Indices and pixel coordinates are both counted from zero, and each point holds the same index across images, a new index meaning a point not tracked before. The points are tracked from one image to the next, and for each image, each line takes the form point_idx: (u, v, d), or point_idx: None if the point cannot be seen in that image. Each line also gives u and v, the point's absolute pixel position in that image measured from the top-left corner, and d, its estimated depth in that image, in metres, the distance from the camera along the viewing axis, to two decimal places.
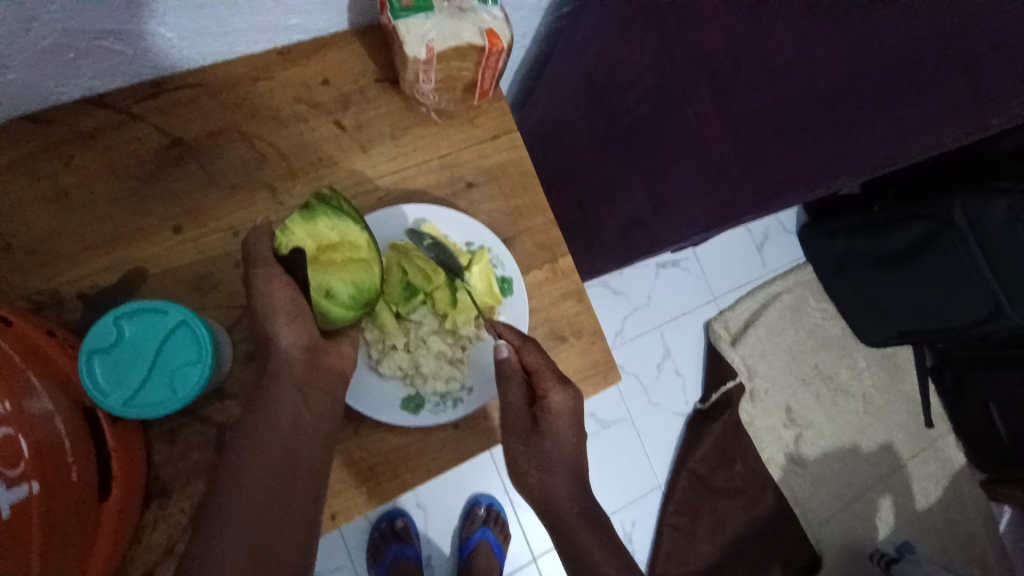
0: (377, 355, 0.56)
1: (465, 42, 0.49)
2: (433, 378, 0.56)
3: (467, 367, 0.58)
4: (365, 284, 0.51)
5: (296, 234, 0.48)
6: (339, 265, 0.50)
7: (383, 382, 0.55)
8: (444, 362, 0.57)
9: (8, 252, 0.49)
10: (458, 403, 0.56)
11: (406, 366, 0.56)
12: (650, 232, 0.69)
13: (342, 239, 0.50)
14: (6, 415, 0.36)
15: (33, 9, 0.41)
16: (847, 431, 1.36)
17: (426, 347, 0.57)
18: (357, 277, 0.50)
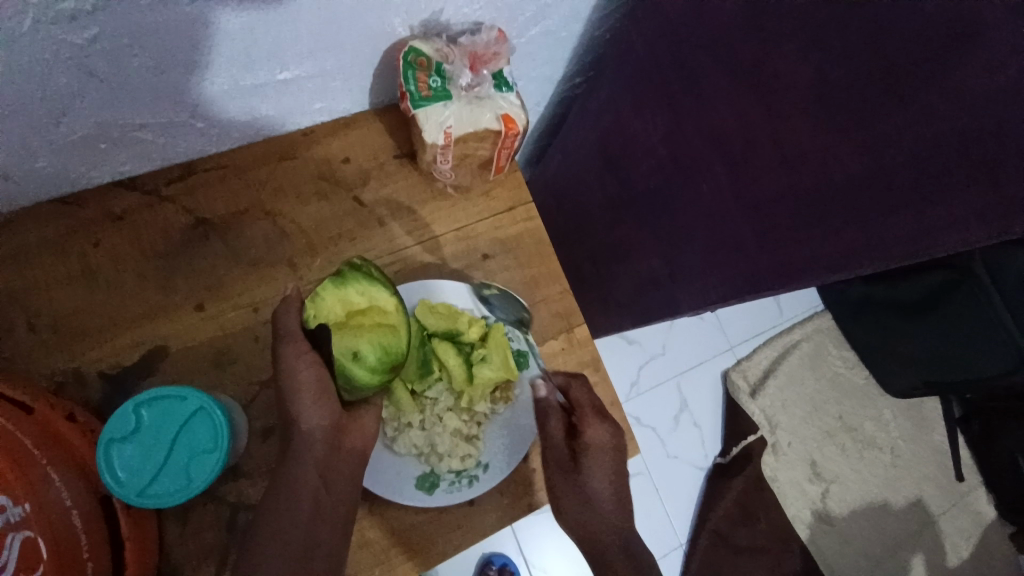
0: (392, 433, 0.55)
1: (483, 127, 0.51)
2: (448, 456, 0.55)
3: (483, 445, 0.56)
4: (393, 347, 0.49)
5: (326, 301, 0.48)
6: (367, 329, 0.49)
7: (398, 460, 0.54)
8: (459, 440, 0.56)
9: (34, 332, 0.50)
10: (473, 482, 0.54)
11: (422, 444, 0.55)
12: (665, 296, 0.69)
13: (371, 304, 0.49)
14: (27, 516, 0.36)
15: (65, 105, 0.43)
16: (875, 486, 1.31)
17: (441, 424, 0.56)
18: (384, 341, 0.49)
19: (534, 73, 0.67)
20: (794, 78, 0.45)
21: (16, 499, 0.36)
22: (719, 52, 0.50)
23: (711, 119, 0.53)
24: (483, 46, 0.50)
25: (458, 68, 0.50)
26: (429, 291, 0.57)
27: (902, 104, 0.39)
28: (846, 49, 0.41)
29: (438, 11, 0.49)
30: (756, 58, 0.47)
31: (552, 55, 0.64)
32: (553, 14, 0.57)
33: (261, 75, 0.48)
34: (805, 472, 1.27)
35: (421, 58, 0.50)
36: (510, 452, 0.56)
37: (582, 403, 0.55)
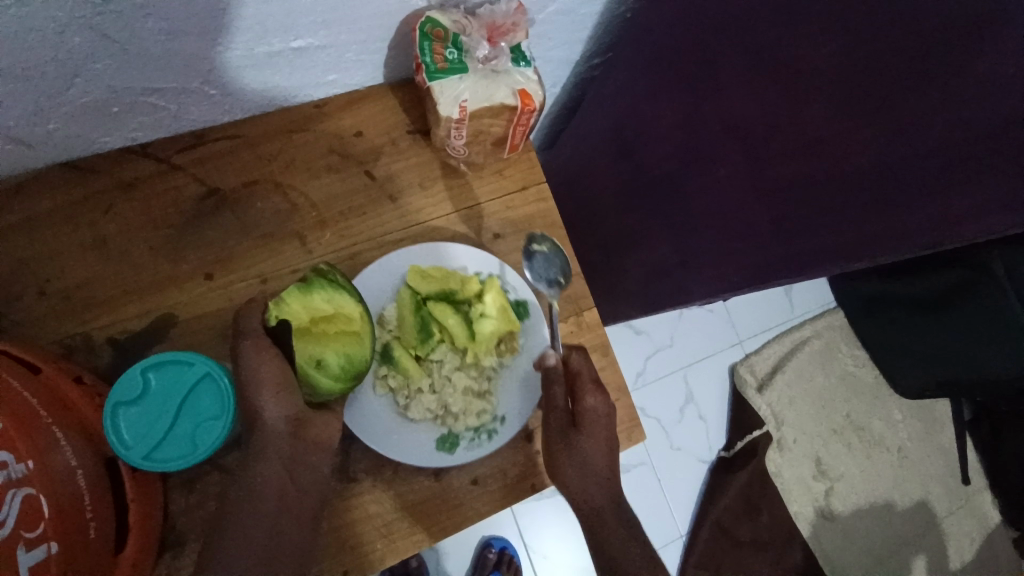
0: (404, 401, 0.55)
1: (498, 102, 0.50)
2: (464, 415, 0.55)
3: (496, 398, 0.57)
4: (357, 357, 0.47)
5: (290, 307, 0.46)
6: (332, 337, 0.47)
7: (413, 426, 0.54)
8: (472, 398, 0.56)
9: (44, 298, 0.50)
10: (493, 435, 0.55)
11: (435, 407, 0.55)
12: (676, 284, 0.68)
13: (337, 311, 0.47)
14: (28, 474, 0.36)
15: (76, 67, 0.42)
16: (880, 486, 1.30)
17: (452, 385, 0.56)
18: (348, 350, 0.47)
19: (551, 53, 0.65)
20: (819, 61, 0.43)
21: (19, 457, 0.36)
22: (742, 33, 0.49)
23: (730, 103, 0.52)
24: (501, 19, 0.49)
25: (475, 40, 0.49)
26: (420, 257, 0.57)
27: None
28: None
29: None
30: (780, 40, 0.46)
31: (570, 35, 0.63)
32: None
33: (275, 43, 0.47)
34: (810, 469, 1.26)
35: (437, 29, 0.49)
36: (524, 402, 0.57)
37: (582, 367, 0.55)
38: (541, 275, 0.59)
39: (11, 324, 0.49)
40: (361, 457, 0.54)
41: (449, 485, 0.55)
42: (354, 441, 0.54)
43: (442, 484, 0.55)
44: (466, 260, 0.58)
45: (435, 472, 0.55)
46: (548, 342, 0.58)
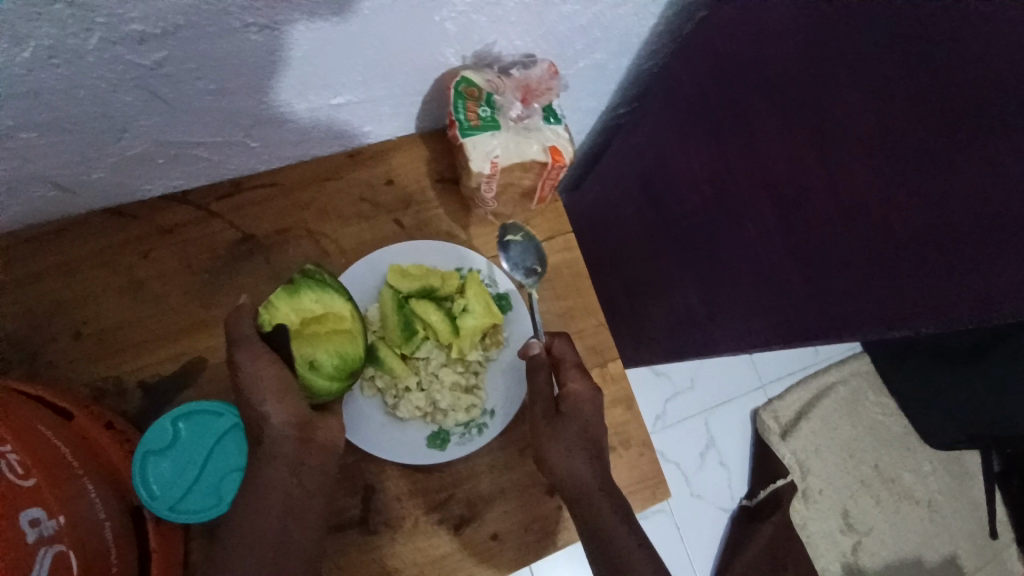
0: (393, 400, 0.54)
1: (529, 159, 0.51)
2: (453, 410, 0.54)
3: (484, 391, 0.56)
4: (350, 355, 0.48)
5: (280, 310, 0.45)
6: (324, 337, 0.47)
7: (403, 426, 0.54)
8: (460, 393, 0.55)
9: (80, 340, 0.51)
10: (483, 429, 0.55)
11: (424, 405, 0.54)
12: (702, 334, 0.67)
13: (327, 311, 0.47)
14: (60, 531, 0.35)
15: (126, 123, 0.44)
16: (911, 542, 1.24)
17: (438, 381, 0.55)
18: (341, 348, 0.47)
19: (579, 104, 0.66)
20: None
21: (51, 512, 0.35)
22: None
23: None
24: (536, 80, 0.51)
25: (508, 100, 0.50)
26: (399, 257, 0.56)
27: None
28: None
29: (490, 43, 0.50)
30: None
31: (599, 87, 0.64)
32: (602, 48, 0.56)
33: (314, 98, 0.49)
34: (837, 522, 1.22)
35: (472, 88, 0.50)
36: (514, 392, 0.56)
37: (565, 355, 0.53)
38: (518, 264, 0.60)
39: (45, 366, 0.50)
40: (381, 508, 0.53)
41: (469, 540, 0.54)
42: (375, 491, 0.53)
43: (461, 538, 0.54)
44: (443, 258, 0.57)
45: (455, 526, 0.54)
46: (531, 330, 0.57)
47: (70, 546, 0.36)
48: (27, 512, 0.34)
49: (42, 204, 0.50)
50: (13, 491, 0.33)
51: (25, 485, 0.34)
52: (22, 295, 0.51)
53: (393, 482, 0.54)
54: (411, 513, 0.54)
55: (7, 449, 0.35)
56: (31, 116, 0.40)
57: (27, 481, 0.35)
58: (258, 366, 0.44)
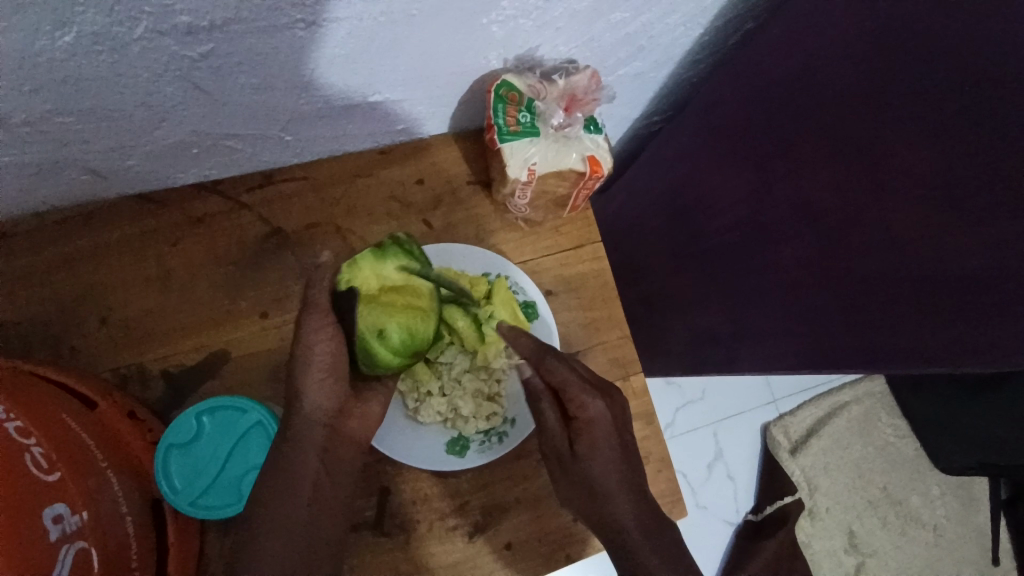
0: (414, 404, 0.54)
1: (566, 169, 0.50)
2: (474, 417, 0.54)
3: (506, 400, 0.55)
4: (421, 333, 0.45)
5: (363, 271, 0.44)
6: (399, 309, 0.45)
7: (423, 430, 0.53)
8: (482, 400, 0.54)
9: (105, 326, 0.51)
10: (503, 437, 0.54)
11: (445, 411, 0.54)
12: (726, 351, 0.66)
13: (407, 283, 0.46)
14: (84, 526, 0.35)
15: (165, 113, 0.43)
16: (915, 566, 1.23)
17: (461, 387, 0.54)
18: (413, 324, 0.45)
19: (615, 112, 0.65)
20: (912, 155, 0.42)
21: (74, 508, 0.34)
22: (824, 116, 0.48)
23: (804, 182, 0.50)
24: (581, 91, 0.50)
25: (550, 107, 0.49)
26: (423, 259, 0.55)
27: None
28: (977, 133, 0.38)
29: (533, 47, 0.49)
30: (867, 129, 0.44)
31: (636, 95, 0.63)
32: (645, 57, 0.55)
33: (353, 96, 0.48)
34: (841, 541, 1.21)
35: (513, 92, 0.49)
36: None
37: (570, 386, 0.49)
38: None
39: (69, 350, 0.50)
40: (396, 510, 0.53)
41: (484, 547, 0.53)
42: (390, 493, 0.53)
43: (474, 545, 0.53)
44: (473, 262, 0.56)
45: (469, 532, 0.53)
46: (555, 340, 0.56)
47: (93, 542, 0.35)
48: (51, 508, 0.33)
49: (73, 187, 0.50)
50: (39, 486, 0.32)
51: (50, 480, 0.34)
52: (50, 278, 0.51)
53: (410, 485, 0.53)
54: (426, 517, 0.53)
55: (33, 441, 0.34)
56: (72, 102, 0.39)
57: (52, 475, 0.34)
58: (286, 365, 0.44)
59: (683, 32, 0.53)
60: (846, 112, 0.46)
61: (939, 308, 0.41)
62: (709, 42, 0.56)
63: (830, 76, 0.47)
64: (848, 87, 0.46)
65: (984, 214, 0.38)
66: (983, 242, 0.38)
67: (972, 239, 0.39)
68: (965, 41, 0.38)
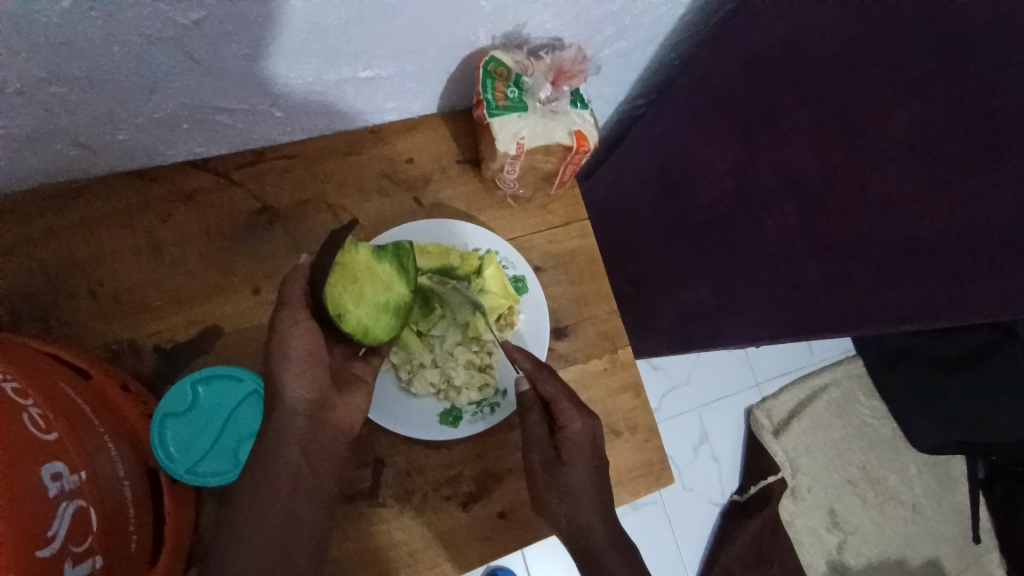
0: (407, 376, 0.55)
1: (555, 143, 0.52)
2: (466, 388, 0.55)
3: (498, 370, 0.57)
4: (374, 334, 0.47)
5: (358, 252, 0.45)
6: (366, 303, 0.46)
7: (417, 401, 0.54)
8: (474, 370, 0.56)
9: (95, 301, 0.51)
10: (495, 408, 0.55)
11: (438, 381, 0.55)
12: (710, 325, 0.68)
13: (389, 283, 0.47)
14: (82, 484, 0.35)
15: (157, 83, 0.44)
16: (894, 542, 1.27)
17: (453, 359, 0.56)
18: (371, 325, 0.46)
19: (601, 93, 0.67)
20: (889, 124, 0.43)
21: (72, 466, 0.35)
22: (803, 90, 0.50)
23: (785, 156, 0.52)
24: (569, 63, 0.51)
25: (539, 81, 0.51)
26: (418, 235, 0.56)
27: (1004, 159, 0.38)
28: (945, 100, 0.40)
29: (522, 24, 0.50)
30: (844, 100, 0.47)
31: (621, 76, 0.65)
32: (630, 36, 0.57)
33: (344, 71, 0.49)
34: (823, 520, 1.24)
35: (501, 68, 0.51)
36: None
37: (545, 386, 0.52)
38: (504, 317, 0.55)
39: (59, 325, 0.50)
40: (390, 480, 0.54)
41: (478, 514, 0.54)
42: (384, 464, 0.54)
43: (468, 514, 0.54)
44: (463, 238, 0.57)
45: (463, 501, 0.54)
46: (547, 315, 0.57)
47: (91, 500, 0.35)
48: (49, 465, 0.33)
49: (62, 161, 0.49)
50: (38, 443, 0.33)
51: (48, 438, 0.34)
52: (39, 253, 0.51)
53: (403, 456, 0.54)
54: (420, 487, 0.54)
55: (30, 401, 0.34)
56: (66, 69, 0.40)
57: (50, 434, 0.34)
58: (284, 323, 0.44)
59: (667, 11, 0.55)
60: (824, 85, 0.48)
61: (911, 268, 0.43)
62: (691, 23, 0.58)
63: (808, 50, 0.49)
64: (826, 60, 0.48)
65: (951, 175, 0.40)
66: (951, 202, 0.40)
67: (941, 200, 0.41)
68: (930, 18, 0.41)
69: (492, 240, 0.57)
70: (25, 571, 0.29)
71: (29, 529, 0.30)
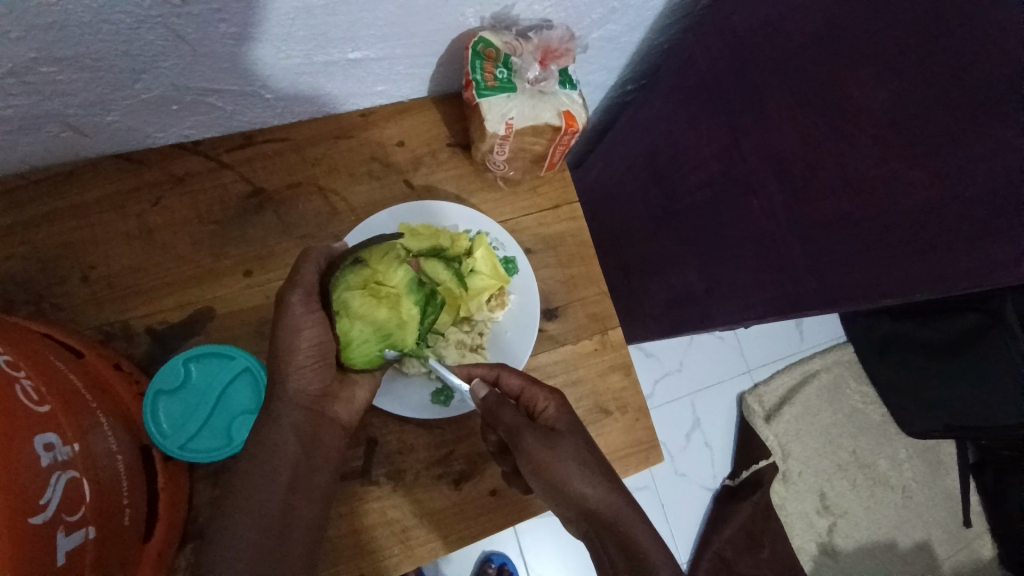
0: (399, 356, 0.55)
1: (543, 123, 0.52)
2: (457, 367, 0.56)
3: (489, 351, 0.58)
4: (360, 350, 0.48)
5: (399, 274, 0.48)
6: (374, 322, 0.48)
7: (407, 381, 0.55)
8: (466, 350, 0.57)
9: (87, 284, 0.51)
10: None
11: (429, 361, 0.55)
12: (699, 308, 0.69)
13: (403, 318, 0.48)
14: (75, 456, 0.36)
15: (146, 64, 0.44)
16: (883, 525, 1.29)
17: (445, 338, 0.56)
18: (362, 344, 0.48)
19: (590, 78, 0.67)
20: (872, 101, 0.44)
21: (65, 439, 0.35)
22: (788, 70, 0.51)
23: (769, 138, 0.53)
24: (556, 42, 0.52)
25: (526, 62, 0.51)
26: (409, 218, 0.56)
27: (982, 133, 0.38)
28: (924, 77, 0.41)
29: (509, 5, 0.50)
30: (828, 78, 0.47)
31: (610, 61, 0.65)
32: (618, 19, 0.57)
33: (333, 53, 0.49)
34: (813, 504, 1.26)
35: (489, 49, 0.51)
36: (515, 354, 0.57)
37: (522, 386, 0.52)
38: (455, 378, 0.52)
39: (51, 308, 0.50)
40: (383, 459, 0.54)
41: (470, 492, 0.55)
42: (377, 444, 0.54)
43: (460, 492, 0.55)
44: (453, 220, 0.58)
45: (455, 480, 0.55)
46: (536, 294, 0.58)
47: (84, 473, 0.36)
48: (42, 437, 0.33)
49: (51, 144, 0.49)
50: (31, 416, 0.33)
51: (41, 411, 0.34)
52: (30, 236, 0.51)
53: (396, 436, 0.55)
54: (413, 466, 0.55)
55: (22, 374, 0.35)
56: (56, 49, 0.40)
57: (43, 408, 0.35)
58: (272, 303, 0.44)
59: None
60: (808, 65, 0.49)
61: (892, 242, 0.44)
62: (679, 6, 0.58)
63: (792, 32, 0.50)
64: (810, 39, 0.48)
65: (931, 152, 0.41)
66: (931, 177, 0.41)
67: (922, 175, 0.42)
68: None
69: (481, 221, 0.58)
70: (19, 536, 0.29)
71: (22, 497, 0.30)
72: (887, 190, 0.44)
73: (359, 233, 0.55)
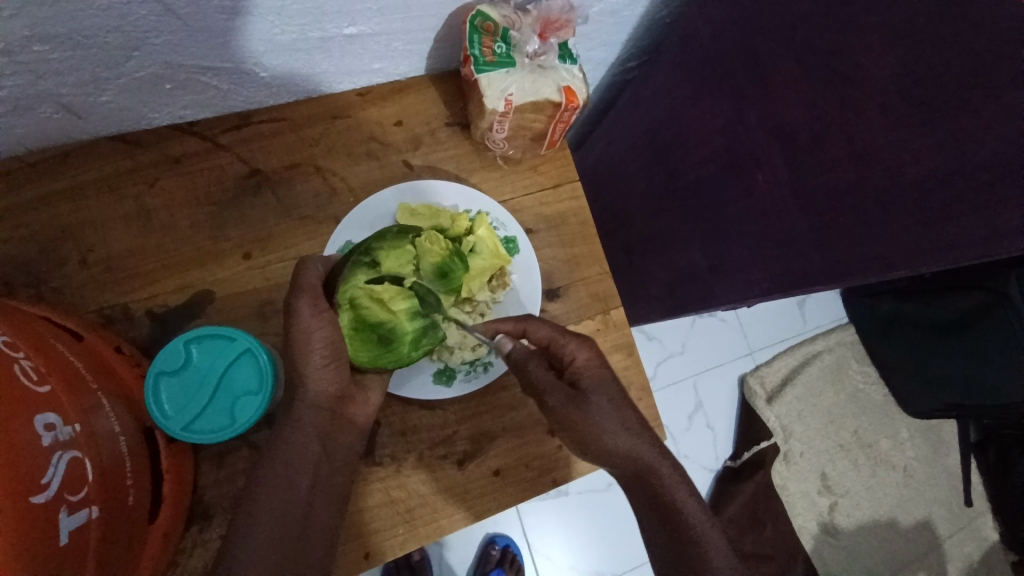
0: None
1: (543, 98, 0.51)
2: (460, 349, 0.55)
3: None
4: (362, 351, 0.49)
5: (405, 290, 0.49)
6: (372, 324, 0.48)
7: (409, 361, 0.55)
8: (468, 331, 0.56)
9: (85, 267, 0.51)
10: (489, 367, 0.56)
11: None
12: (702, 288, 0.68)
13: (396, 333, 0.49)
14: (77, 436, 0.35)
15: (138, 41, 0.43)
16: (885, 504, 1.29)
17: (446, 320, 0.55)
18: (359, 345, 0.49)
19: (590, 53, 0.66)
20: (880, 69, 0.43)
21: (66, 418, 0.35)
22: (793, 40, 0.49)
23: (776, 110, 0.52)
24: (556, 12, 0.50)
25: (526, 35, 0.51)
26: (408, 197, 0.56)
27: (990, 99, 0.37)
28: (932, 45, 0.40)
29: None
30: (835, 45, 0.46)
31: (611, 36, 0.64)
32: None
33: (328, 28, 0.48)
34: (815, 483, 1.26)
35: (488, 23, 0.50)
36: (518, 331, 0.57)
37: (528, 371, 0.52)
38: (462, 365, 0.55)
39: (50, 291, 0.50)
40: (386, 440, 0.54)
41: (474, 472, 0.55)
42: (380, 425, 0.54)
43: (464, 472, 0.55)
44: (454, 201, 0.57)
45: (459, 460, 0.55)
46: (535, 270, 0.58)
47: (86, 453, 0.36)
48: (42, 416, 0.33)
49: (46, 126, 0.49)
50: (31, 396, 0.33)
51: (41, 391, 0.34)
52: (26, 220, 0.50)
53: (398, 417, 0.55)
54: (416, 447, 0.55)
55: (21, 354, 0.34)
56: (47, 27, 0.39)
57: (43, 388, 0.34)
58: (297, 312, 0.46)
59: None
60: (813, 33, 0.47)
61: (897, 215, 0.44)
62: None
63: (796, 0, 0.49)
64: (814, 9, 0.47)
65: (938, 122, 0.40)
66: (937, 147, 0.41)
67: (930, 145, 0.41)
68: None
69: (477, 197, 0.58)
70: (20, 515, 0.29)
71: (24, 477, 0.30)
72: (890, 162, 0.43)
73: (359, 214, 0.54)
